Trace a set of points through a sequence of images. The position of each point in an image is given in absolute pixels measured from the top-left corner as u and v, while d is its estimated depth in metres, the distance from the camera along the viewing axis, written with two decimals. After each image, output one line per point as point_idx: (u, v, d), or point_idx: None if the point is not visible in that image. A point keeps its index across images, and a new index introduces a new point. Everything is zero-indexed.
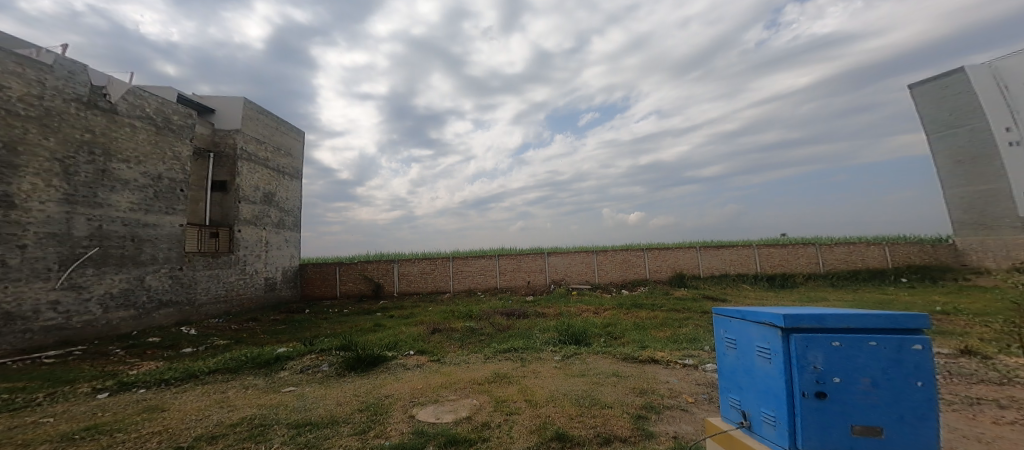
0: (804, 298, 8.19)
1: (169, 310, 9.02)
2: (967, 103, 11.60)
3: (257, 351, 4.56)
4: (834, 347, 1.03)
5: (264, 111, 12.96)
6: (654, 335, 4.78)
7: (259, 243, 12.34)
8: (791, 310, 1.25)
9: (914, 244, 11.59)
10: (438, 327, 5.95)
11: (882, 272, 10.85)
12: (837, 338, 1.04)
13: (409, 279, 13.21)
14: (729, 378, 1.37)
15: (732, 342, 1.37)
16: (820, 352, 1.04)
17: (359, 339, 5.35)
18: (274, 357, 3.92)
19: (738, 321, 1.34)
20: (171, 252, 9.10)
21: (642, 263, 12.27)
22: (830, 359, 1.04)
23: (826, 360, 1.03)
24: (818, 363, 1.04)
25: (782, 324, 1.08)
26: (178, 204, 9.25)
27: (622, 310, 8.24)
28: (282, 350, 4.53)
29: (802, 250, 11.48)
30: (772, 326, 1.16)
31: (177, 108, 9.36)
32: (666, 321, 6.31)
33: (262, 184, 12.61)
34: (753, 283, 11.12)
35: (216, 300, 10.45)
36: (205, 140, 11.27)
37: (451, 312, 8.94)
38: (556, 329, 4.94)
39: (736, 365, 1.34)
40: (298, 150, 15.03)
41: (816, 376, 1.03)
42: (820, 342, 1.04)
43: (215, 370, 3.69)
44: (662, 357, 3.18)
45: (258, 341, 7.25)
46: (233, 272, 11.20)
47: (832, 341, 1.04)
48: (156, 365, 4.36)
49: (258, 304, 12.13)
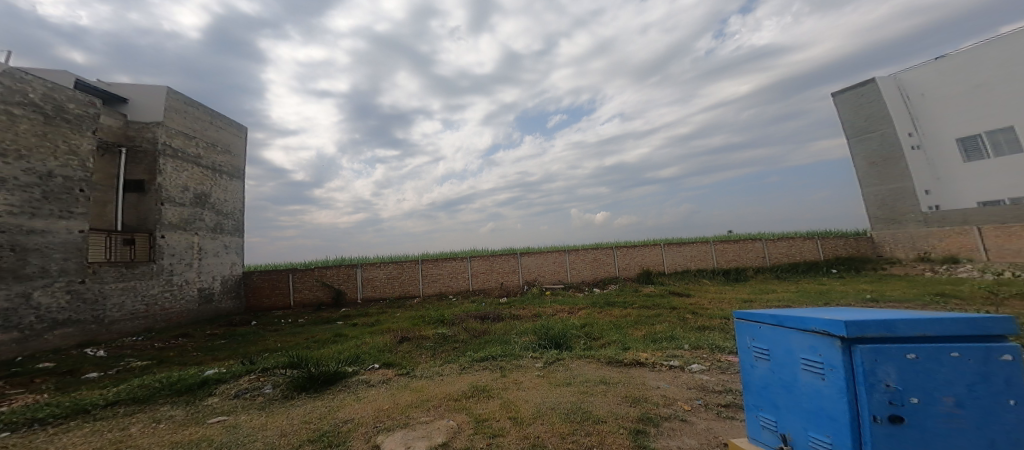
0: (762, 290, 8.63)
1: (68, 330, 7.77)
2: (877, 110, 12.93)
3: (185, 373, 3.90)
4: (910, 360, 0.98)
5: (194, 102, 11.65)
6: (636, 334, 4.71)
7: (190, 250, 11.05)
8: (837, 315, 1.18)
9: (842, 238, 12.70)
10: (407, 335, 5.53)
11: (818, 265, 11.75)
12: (913, 350, 0.98)
13: (375, 284, 12.45)
14: (759, 395, 1.31)
15: (762, 353, 1.30)
16: (894, 367, 0.98)
17: (318, 352, 4.83)
18: (199, 382, 3.32)
19: (772, 329, 1.27)
20: (68, 263, 7.85)
21: (612, 261, 12.46)
22: (904, 375, 0.98)
23: (900, 378, 0.98)
24: (892, 380, 0.98)
25: (846, 334, 1.02)
26: (77, 206, 8.03)
27: (596, 309, 8.25)
28: (218, 370, 3.91)
29: (751, 246, 12.20)
30: (825, 336, 1.09)
31: (73, 96, 8.14)
32: (645, 319, 6.32)
33: (192, 184, 11.30)
34: (712, 278, 11.63)
35: (132, 316, 9.17)
36: (114, 133, 9.90)
37: (421, 318, 8.47)
38: (536, 332, 4.73)
39: (769, 379, 1.27)
40: (239, 146, 13.72)
41: (890, 396, 0.97)
42: (893, 356, 0.98)
43: (115, 402, 3.05)
44: (646, 359, 3.04)
45: (192, 360, 6.39)
46: (156, 284, 9.91)
47: (907, 354, 0.98)
48: (32, 401, 3.60)
49: (189, 318, 10.84)
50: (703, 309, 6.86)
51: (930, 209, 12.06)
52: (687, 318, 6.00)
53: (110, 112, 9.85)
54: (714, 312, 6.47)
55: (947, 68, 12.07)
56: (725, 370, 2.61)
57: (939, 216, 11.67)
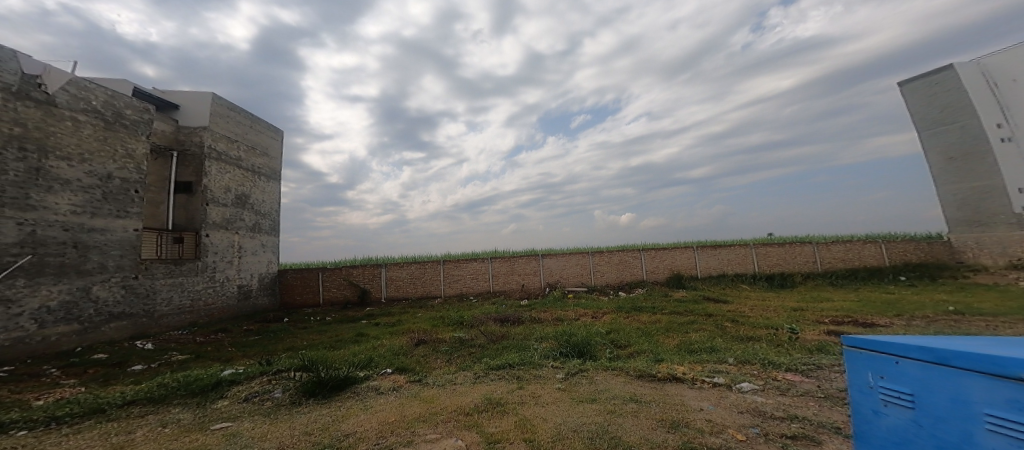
0: (811, 298, 7.86)
1: (121, 323, 8.19)
2: (957, 99, 11.60)
3: (202, 373, 3.91)
4: None
5: (236, 107, 12.17)
6: (668, 343, 4.29)
7: (231, 249, 11.50)
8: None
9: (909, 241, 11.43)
10: (423, 338, 5.35)
11: (879, 271, 10.63)
12: None
13: (398, 284, 12.51)
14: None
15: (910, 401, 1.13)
16: None
17: (334, 353, 4.73)
18: (213, 383, 3.27)
19: (932, 370, 1.09)
20: (123, 260, 8.29)
21: (639, 264, 11.89)
22: None
23: None
24: None
25: None
26: (131, 206, 8.48)
27: (622, 314, 7.80)
28: (235, 370, 3.87)
29: (799, 249, 11.24)
30: None
31: (130, 102, 8.61)
32: (674, 326, 5.85)
33: (234, 185, 11.79)
34: (752, 283, 10.81)
35: (178, 311, 9.60)
36: (166, 137, 10.43)
37: (441, 319, 8.33)
38: (559, 339, 4.41)
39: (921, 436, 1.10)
40: (276, 149, 14.24)
41: None
42: None
43: (130, 402, 3.01)
44: (688, 373, 2.66)
45: (225, 356, 6.53)
46: (201, 280, 10.36)
47: None
48: (63, 396, 3.66)
49: (229, 314, 11.28)
50: (742, 317, 6.28)
51: None
52: (722, 327, 5.49)
53: (162, 118, 10.41)
54: (754, 320, 5.90)
55: None
56: (784, 392, 2.19)
57: None
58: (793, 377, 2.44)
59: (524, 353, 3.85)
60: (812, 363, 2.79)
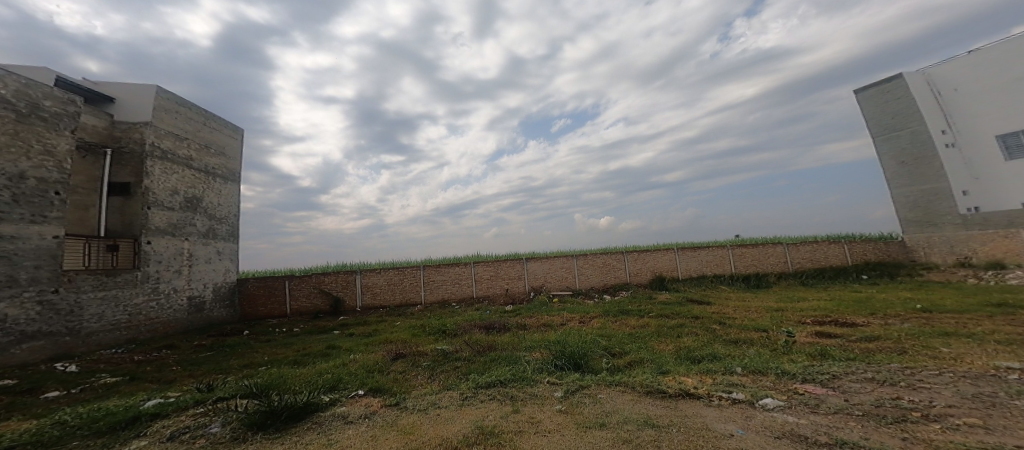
0: (789, 297, 7.98)
1: (38, 343, 7.20)
2: (907, 107, 12.29)
3: (121, 406, 3.36)
4: None
5: (186, 102, 11.19)
6: (668, 351, 4.07)
7: (179, 257, 10.51)
8: None
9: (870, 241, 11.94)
10: (403, 350, 4.92)
11: (845, 270, 11.03)
12: None
13: (375, 291, 11.84)
14: None
15: None
16: None
17: (295, 374, 4.22)
18: (131, 418, 2.79)
19: None
20: (39, 271, 7.30)
21: (622, 267, 11.81)
22: None
23: None
24: None
25: None
26: (51, 210, 7.52)
27: (609, 318, 7.60)
28: (163, 400, 3.36)
29: (772, 250, 11.51)
30: None
31: (49, 93, 7.68)
32: (666, 330, 5.68)
33: (183, 187, 10.80)
34: (730, 284, 10.95)
35: (112, 327, 8.61)
36: (98, 133, 9.40)
37: (421, 328, 7.85)
38: (548, 351, 4.10)
39: None
40: (235, 149, 13.25)
41: None
42: None
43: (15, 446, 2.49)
44: (701, 387, 2.43)
45: (166, 378, 5.81)
46: (141, 292, 9.36)
47: None
48: None
49: (178, 328, 10.28)
50: (730, 319, 6.21)
51: (969, 211, 11.31)
52: (713, 330, 5.36)
53: (94, 112, 9.38)
54: (743, 322, 5.82)
55: (981, 61, 11.53)
56: (815, 409, 2.02)
57: (979, 218, 11.09)
58: (817, 390, 2.26)
59: (502, 369, 3.53)
60: (824, 370, 2.60)
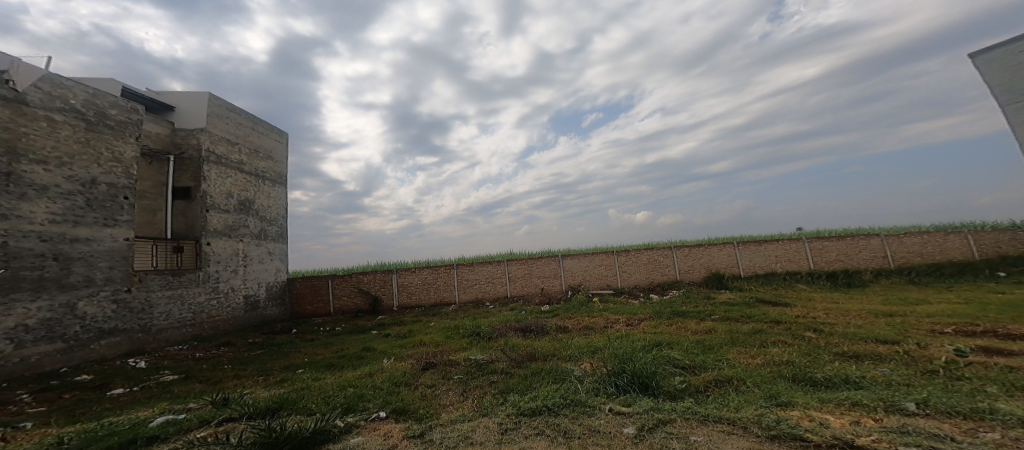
0: (897, 299, 6.60)
1: (114, 339, 7.53)
2: None
3: (126, 422, 3.06)
4: None
5: (235, 108, 11.58)
6: (766, 368, 3.17)
7: (235, 257, 10.88)
8: None
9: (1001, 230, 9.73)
10: (433, 359, 4.41)
11: (971, 266, 9.06)
12: None
13: (410, 291, 11.64)
14: None
15: None
16: None
17: (313, 385, 3.84)
18: (125, 442, 2.44)
19: None
20: (113, 272, 7.64)
21: (671, 263, 10.68)
22: None
23: None
24: None
25: None
26: (121, 214, 7.88)
27: (663, 320, 6.67)
28: (172, 417, 3.03)
29: (862, 242, 9.84)
30: None
31: (115, 101, 8.06)
32: (738, 338, 4.73)
33: (236, 190, 11.18)
34: (810, 283, 9.48)
35: (179, 325, 8.96)
36: (160, 141, 9.88)
37: (455, 329, 7.39)
38: (603, 367, 3.38)
39: None
40: (281, 152, 13.64)
41: None
42: None
43: None
44: (871, 434, 1.63)
45: (212, 379, 5.76)
46: (202, 291, 9.72)
47: None
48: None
49: (236, 326, 10.64)
50: (823, 326, 5.10)
51: None
52: (806, 340, 4.36)
53: (157, 121, 9.90)
54: (845, 330, 4.73)
55: None
56: None
57: None
58: None
59: (549, 389, 2.92)
60: None
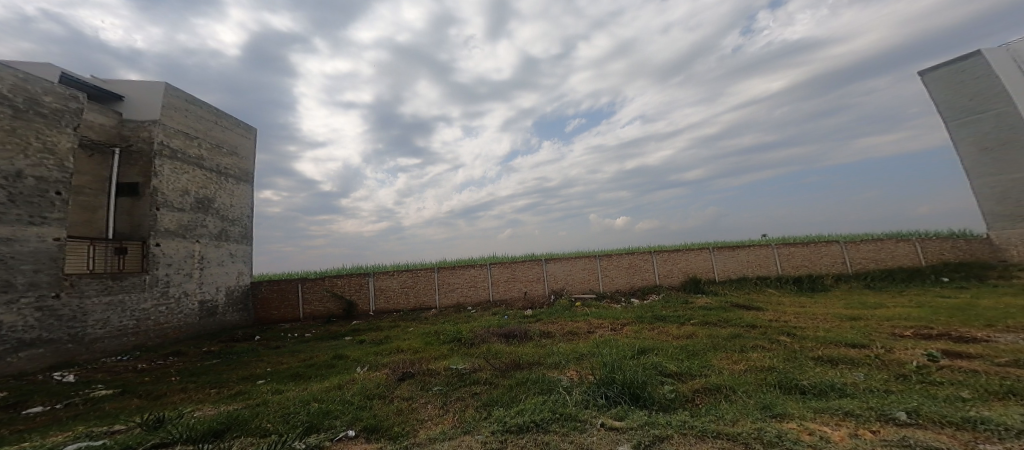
0: (857, 303, 6.92)
1: (37, 351, 6.79)
2: (990, 87, 10.91)
3: None
4: None
5: (196, 101, 10.83)
6: (756, 373, 3.21)
7: (190, 260, 10.12)
8: None
9: (948, 239, 10.45)
10: (410, 368, 4.19)
11: (919, 272, 9.68)
12: None
13: (388, 295, 11.23)
14: None
15: None
16: None
17: (274, 399, 3.52)
18: None
19: None
20: (39, 276, 6.89)
21: (650, 268, 10.83)
22: None
23: None
24: None
25: None
26: (52, 211, 7.13)
27: (644, 325, 6.69)
28: (93, 443, 2.72)
29: (826, 248, 10.32)
30: None
31: (50, 87, 7.31)
32: (719, 343, 4.77)
33: (193, 187, 10.42)
34: (778, 287, 9.84)
35: (119, 333, 8.22)
36: (105, 132, 9.07)
37: (435, 335, 7.13)
38: (594, 375, 3.31)
39: None
40: (248, 148, 12.89)
41: None
42: None
43: None
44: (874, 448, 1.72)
45: (155, 393, 5.28)
46: (149, 296, 8.96)
47: None
48: None
49: (189, 333, 9.89)
50: (796, 330, 5.23)
51: None
52: (783, 345, 4.46)
53: (102, 110, 9.09)
54: (817, 334, 4.88)
55: None
56: None
57: None
58: None
59: (537, 401, 2.80)
60: None
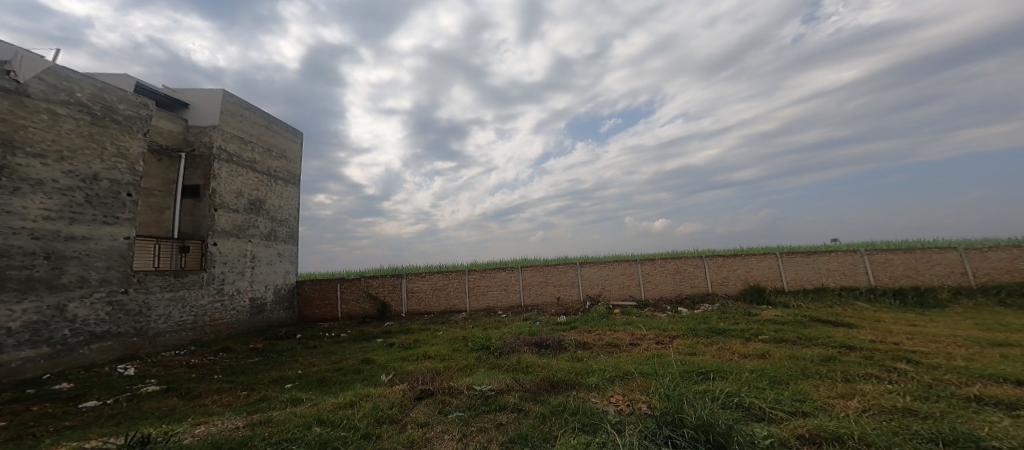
0: (995, 329, 5.54)
1: (106, 344, 7.14)
2: None
3: None
4: None
5: (250, 106, 11.30)
6: (896, 419, 2.26)
7: (242, 259, 10.50)
8: None
9: None
10: (424, 384, 3.72)
11: None
12: None
13: (419, 297, 11.00)
14: None
15: None
16: None
17: (277, 417, 3.23)
18: None
19: None
20: (110, 272, 7.27)
21: (702, 274, 9.66)
22: None
23: None
24: None
25: None
26: (122, 211, 7.53)
27: (700, 339, 5.74)
28: None
29: (934, 255, 8.62)
30: None
31: (124, 96, 7.75)
32: (802, 367, 3.81)
33: (246, 189, 10.85)
34: (869, 300, 8.33)
35: (178, 328, 8.56)
36: (173, 138, 9.63)
37: (463, 341, 6.65)
38: (658, 404, 2.57)
39: None
40: (295, 152, 13.33)
41: None
42: None
43: None
44: None
45: (194, 392, 5.26)
46: (206, 293, 9.32)
47: None
48: None
49: (240, 330, 10.22)
50: (918, 357, 4.15)
51: None
52: (902, 375, 3.48)
53: (170, 117, 9.66)
54: (951, 363, 3.84)
55: None
56: None
57: None
58: None
59: (575, 443, 2.12)
60: None
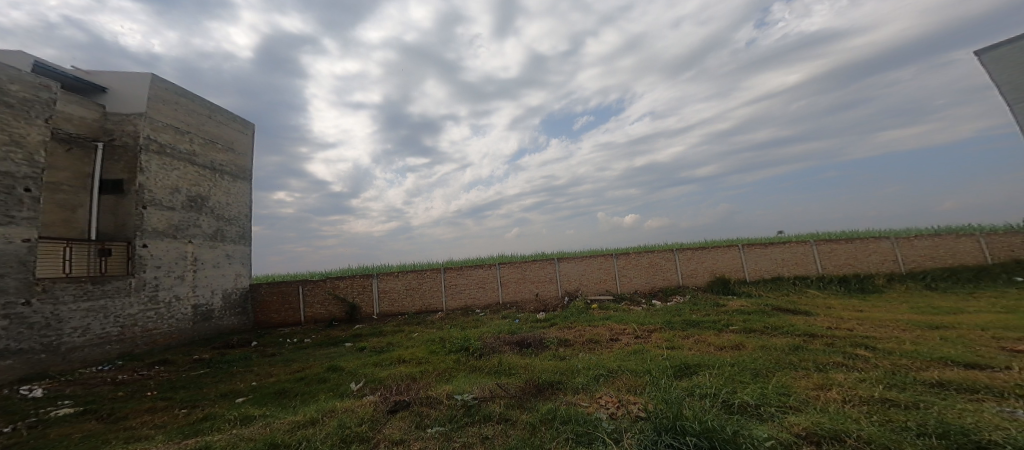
0: (931, 312, 6.00)
1: (4, 363, 6.16)
2: None
3: None
4: None
5: (187, 93, 10.20)
6: (879, 411, 2.36)
7: (182, 261, 9.50)
8: None
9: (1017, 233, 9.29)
10: (395, 394, 3.42)
11: (988, 271, 8.59)
12: None
13: (391, 297, 10.50)
14: None
15: None
16: None
17: (219, 441, 2.82)
18: None
19: None
20: (6, 281, 6.26)
21: (673, 267, 9.91)
22: None
23: None
24: None
25: None
26: (20, 209, 6.50)
27: (676, 332, 5.79)
28: None
29: (876, 245, 9.32)
30: None
31: (17, 75, 6.68)
32: (777, 358, 3.88)
33: (185, 184, 9.80)
34: (822, 288, 8.86)
35: (101, 341, 7.58)
36: (87, 126, 8.49)
37: (439, 343, 6.34)
38: (658, 408, 2.50)
39: None
40: (246, 144, 12.27)
41: None
42: None
43: None
44: None
45: (119, 414, 4.62)
46: (136, 301, 8.33)
47: None
48: None
49: (182, 339, 9.28)
50: (875, 342, 4.37)
51: None
52: (870, 361, 3.62)
53: (83, 103, 8.51)
54: (903, 347, 4.07)
55: None
56: None
57: None
58: None
59: None
60: None
